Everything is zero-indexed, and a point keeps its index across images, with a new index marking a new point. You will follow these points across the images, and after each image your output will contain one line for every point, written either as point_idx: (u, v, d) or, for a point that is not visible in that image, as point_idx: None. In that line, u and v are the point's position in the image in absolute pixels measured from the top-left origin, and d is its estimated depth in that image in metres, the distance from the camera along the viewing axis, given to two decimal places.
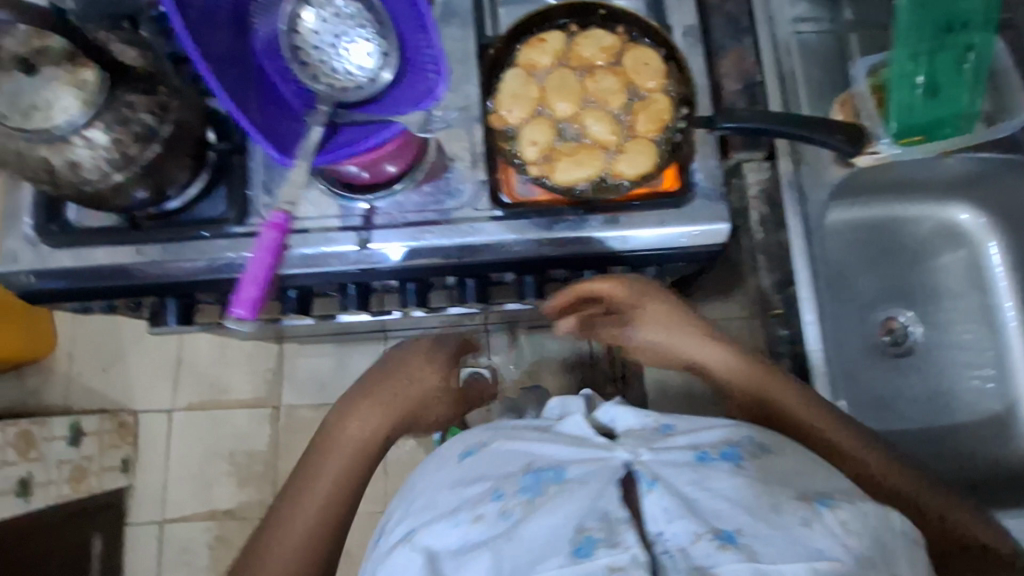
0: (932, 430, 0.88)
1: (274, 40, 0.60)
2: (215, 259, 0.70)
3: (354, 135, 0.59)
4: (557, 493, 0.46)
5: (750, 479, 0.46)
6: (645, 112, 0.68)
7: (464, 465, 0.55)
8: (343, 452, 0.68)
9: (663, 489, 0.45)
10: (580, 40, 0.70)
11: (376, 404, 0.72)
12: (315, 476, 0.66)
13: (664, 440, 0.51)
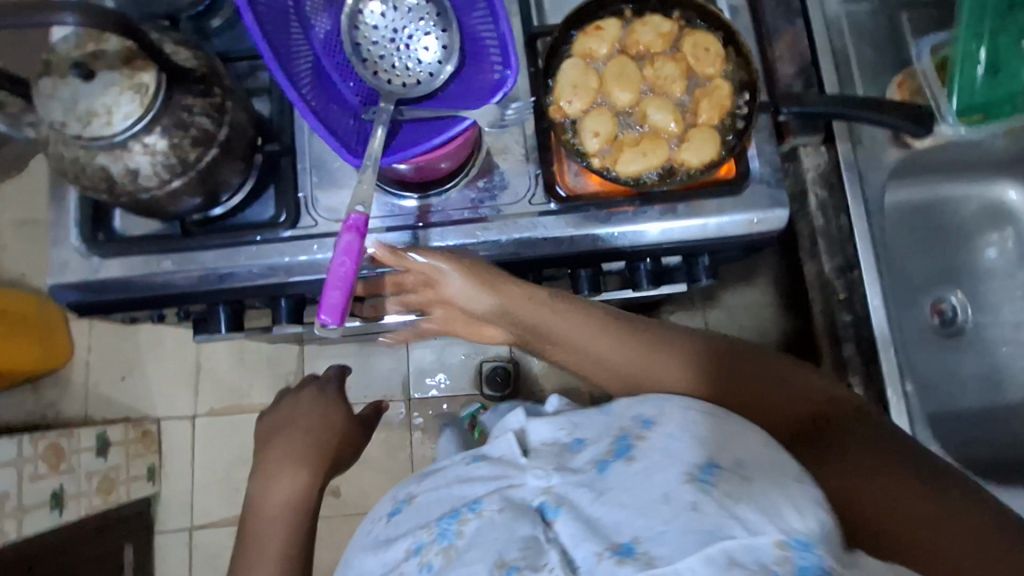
0: (992, 413, 0.78)
1: (330, 37, 0.60)
2: (268, 263, 0.69)
3: (420, 133, 0.58)
4: (472, 527, 0.46)
5: (639, 470, 0.45)
6: (708, 99, 0.64)
7: (390, 525, 0.54)
8: (273, 518, 0.69)
9: (566, 515, 0.44)
10: (637, 27, 0.66)
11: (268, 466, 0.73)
12: (259, 552, 0.67)
13: (574, 459, 0.51)
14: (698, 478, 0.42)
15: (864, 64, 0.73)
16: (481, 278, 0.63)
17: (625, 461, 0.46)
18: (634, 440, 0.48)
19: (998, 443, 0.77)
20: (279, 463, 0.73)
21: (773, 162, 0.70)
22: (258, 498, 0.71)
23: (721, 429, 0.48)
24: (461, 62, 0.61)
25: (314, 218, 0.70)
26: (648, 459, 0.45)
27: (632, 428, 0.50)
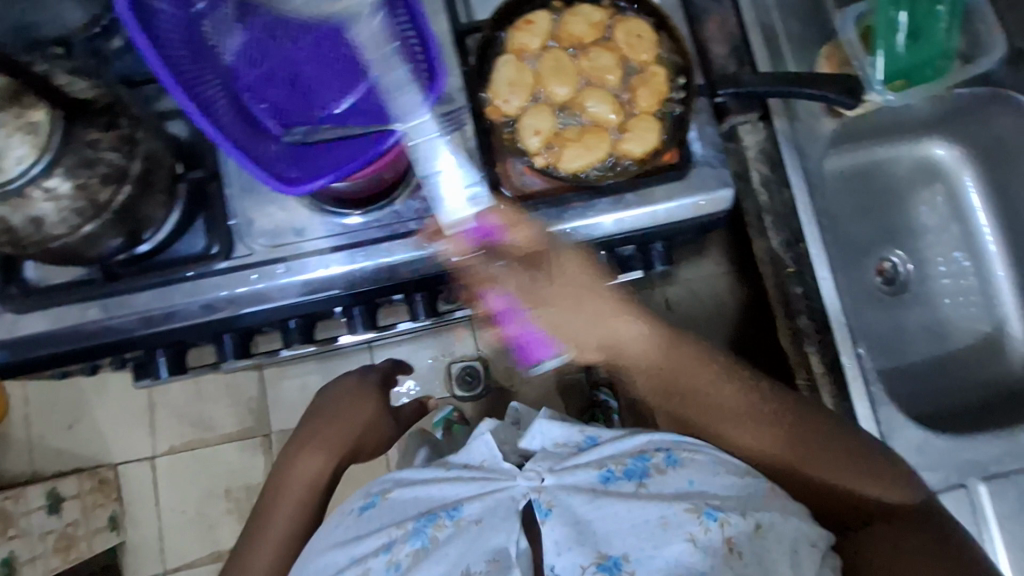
0: (936, 362, 0.82)
1: (248, 53, 0.57)
2: (207, 299, 0.65)
3: (351, 148, 0.56)
4: (449, 536, 0.53)
5: (648, 496, 0.52)
6: (646, 87, 0.64)
7: (362, 519, 0.59)
8: (284, 507, 0.70)
9: (555, 520, 0.51)
10: (568, 17, 0.65)
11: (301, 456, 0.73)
12: (262, 541, 0.69)
13: (574, 457, 0.55)
14: (703, 515, 0.50)
15: (793, 34, 0.73)
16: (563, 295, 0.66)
17: (636, 485, 0.53)
18: (652, 469, 0.54)
19: (944, 393, 0.80)
20: (303, 456, 0.73)
21: (714, 142, 0.70)
22: (280, 480, 0.73)
23: (729, 471, 0.55)
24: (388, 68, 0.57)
25: (249, 246, 0.66)
26: (661, 491, 0.53)
27: (655, 456, 0.55)
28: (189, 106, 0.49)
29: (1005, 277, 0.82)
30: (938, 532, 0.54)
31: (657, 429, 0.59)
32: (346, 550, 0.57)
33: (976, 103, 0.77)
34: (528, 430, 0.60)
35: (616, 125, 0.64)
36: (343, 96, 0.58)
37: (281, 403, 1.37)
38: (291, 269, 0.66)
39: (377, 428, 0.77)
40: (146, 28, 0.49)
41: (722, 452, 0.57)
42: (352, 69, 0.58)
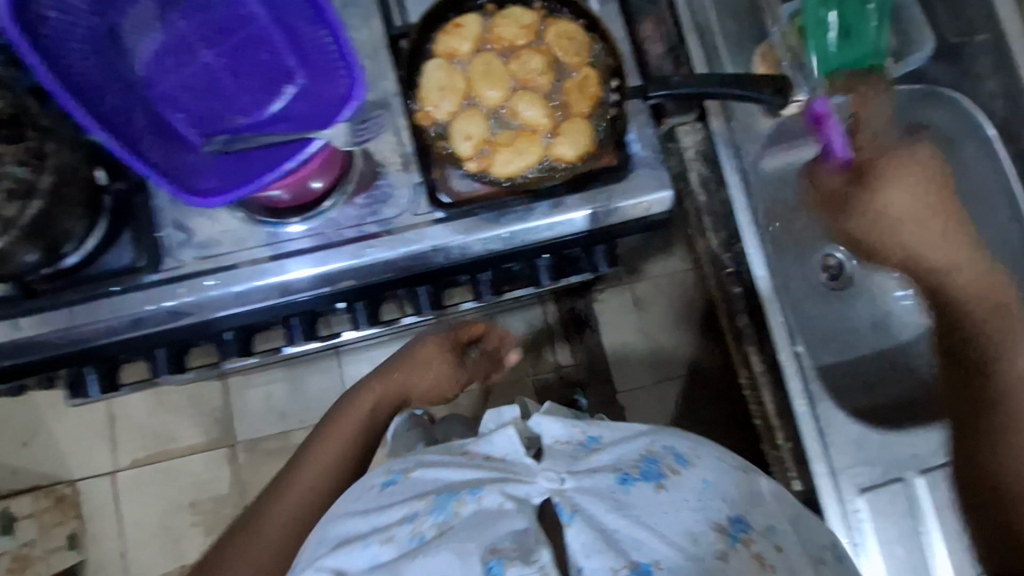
0: (885, 355, 0.83)
1: (159, 62, 0.55)
2: (134, 315, 0.63)
3: (269, 157, 0.53)
4: (472, 513, 0.43)
5: (667, 501, 0.43)
6: (577, 91, 0.66)
7: (384, 494, 0.48)
8: (331, 441, 0.69)
9: (582, 524, 0.41)
10: (497, 21, 0.66)
11: (384, 377, 0.76)
12: (305, 470, 0.67)
13: (588, 460, 0.47)
14: (728, 531, 0.43)
15: (729, 35, 0.74)
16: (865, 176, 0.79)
17: (654, 487, 0.44)
18: (665, 469, 0.45)
19: (891, 386, 0.81)
20: (405, 378, 0.76)
21: (653, 142, 0.69)
22: (358, 402, 0.74)
23: (738, 479, 0.48)
24: (307, 74, 0.55)
25: (178, 258, 0.65)
26: (680, 493, 0.44)
27: (666, 456, 0.47)
28: (87, 123, 0.48)
29: None
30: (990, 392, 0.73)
31: (662, 429, 0.51)
32: (354, 518, 0.47)
33: (910, 99, 0.80)
34: (527, 421, 0.53)
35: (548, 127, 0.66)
36: (261, 102, 0.56)
37: (246, 411, 1.35)
38: (219, 282, 0.64)
39: (434, 368, 0.78)
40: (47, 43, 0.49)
41: (725, 450, 0.51)
42: (270, 76, 0.56)
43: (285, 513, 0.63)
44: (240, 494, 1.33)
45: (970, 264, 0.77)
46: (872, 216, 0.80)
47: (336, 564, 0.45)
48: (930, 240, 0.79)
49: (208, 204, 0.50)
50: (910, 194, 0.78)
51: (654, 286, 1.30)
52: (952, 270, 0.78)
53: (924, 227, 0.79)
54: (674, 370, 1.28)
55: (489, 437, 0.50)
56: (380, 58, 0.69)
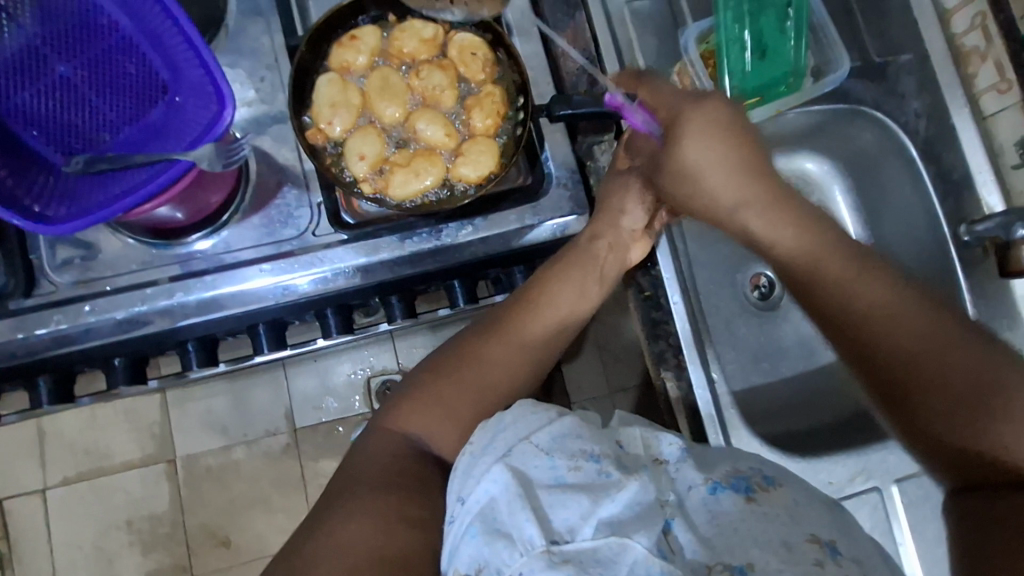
0: (815, 374, 0.82)
1: (12, 72, 0.51)
2: (5, 342, 0.59)
3: (135, 179, 0.50)
4: (641, 475, 0.44)
5: (758, 514, 0.43)
6: (480, 107, 0.64)
7: (570, 420, 0.48)
8: (571, 265, 0.65)
9: (682, 527, 0.43)
10: (397, 35, 0.64)
11: (603, 217, 0.67)
12: (540, 297, 0.64)
13: (680, 475, 0.47)
14: (826, 547, 0.42)
15: (648, 51, 0.72)
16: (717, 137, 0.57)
17: (745, 500, 0.44)
18: (755, 486, 0.46)
19: (818, 407, 0.80)
20: (613, 211, 0.67)
21: (567, 162, 0.67)
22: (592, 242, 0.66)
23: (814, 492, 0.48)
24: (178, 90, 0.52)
25: (54, 281, 0.61)
26: (773, 508, 0.44)
27: (754, 475, 0.47)
28: None
29: None
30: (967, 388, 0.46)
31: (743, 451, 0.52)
32: (520, 432, 0.47)
33: (830, 118, 0.79)
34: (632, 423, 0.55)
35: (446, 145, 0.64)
36: (129, 118, 0.53)
37: (186, 428, 1.29)
38: (96, 308, 0.61)
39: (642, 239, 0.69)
40: None
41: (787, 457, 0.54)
42: (140, 90, 0.53)
43: (476, 363, 0.59)
44: (178, 512, 1.27)
45: (781, 215, 0.57)
46: (678, 179, 0.61)
47: (516, 468, 0.44)
48: (752, 191, 0.57)
49: (57, 229, 0.48)
50: (715, 144, 0.57)
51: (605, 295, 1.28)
52: (745, 211, 0.58)
53: (748, 174, 0.57)
54: (625, 381, 1.27)
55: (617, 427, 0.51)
56: (281, 71, 0.66)
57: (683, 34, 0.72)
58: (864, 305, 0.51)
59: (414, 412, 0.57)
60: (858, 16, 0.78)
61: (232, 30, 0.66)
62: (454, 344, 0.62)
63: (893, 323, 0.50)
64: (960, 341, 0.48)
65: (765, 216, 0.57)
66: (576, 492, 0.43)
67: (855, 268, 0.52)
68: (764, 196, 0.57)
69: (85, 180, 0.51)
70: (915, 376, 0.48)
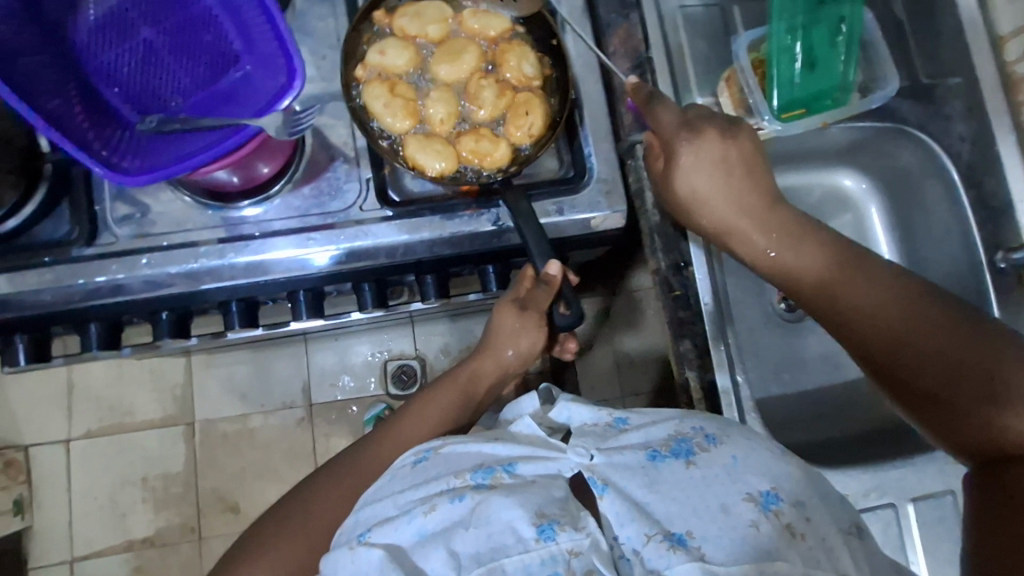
0: (832, 389, 0.85)
1: (100, 29, 0.55)
2: (63, 287, 0.62)
3: (203, 142, 0.53)
4: (510, 485, 0.46)
5: (699, 477, 0.45)
6: (476, 141, 0.65)
7: (417, 470, 0.51)
8: (450, 387, 0.73)
9: (615, 495, 0.45)
10: (510, 45, 0.67)
11: (486, 354, 0.76)
12: (419, 419, 0.69)
13: (618, 438, 0.50)
14: (760, 502, 0.44)
15: (696, 56, 0.74)
16: (700, 155, 0.62)
17: (683, 464, 0.46)
18: (695, 448, 0.48)
19: (834, 422, 0.82)
20: (495, 347, 0.76)
21: (610, 159, 0.69)
22: (475, 372, 0.75)
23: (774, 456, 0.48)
24: (253, 63, 0.55)
25: (114, 233, 0.64)
26: (710, 469, 0.46)
27: (695, 436, 0.48)
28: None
29: None
30: (953, 368, 0.49)
31: (692, 412, 0.53)
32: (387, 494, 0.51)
33: (878, 136, 0.79)
34: (551, 411, 0.57)
35: (436, 104, 0.66)
36: (200, 83, 0.56)
37: (207, 392, 1.32)
38: (152, 262, 0.63)
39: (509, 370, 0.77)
40: None
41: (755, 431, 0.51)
42: (216, 59, 0.56)
43: (332, 489, 0.62)
44: (193, 474, 1.31)
45: (760, 227, 0.61)
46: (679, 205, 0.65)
47: (385, 542, 0.47)
48: (740, 219, 0.62)
49: (123, 180, 0.50)
50: (704, 172, 0.61)
51: (628, 300, 1.30)
52: (730, 233, 0.62)
53: (736, 204, 0.62)
54: (640, 387, 1.28)
55: (511, 430, 0.54)
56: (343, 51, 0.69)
57: (736, 46, 0.73)
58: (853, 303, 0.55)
59: (262, 557, 0.57)
60: (910, 37, 0.78)
61: (299, 8, 0.68)
62: (321, 471, 0.64)
63: (873, 314, 0.54)
64: (953, 329, 0.50)
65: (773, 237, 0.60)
66: (436, 538, 0.45)
67: (836, 275, 0.57)
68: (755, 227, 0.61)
69: (156, 139, 0.54)
70: (908, 364, 0.51)
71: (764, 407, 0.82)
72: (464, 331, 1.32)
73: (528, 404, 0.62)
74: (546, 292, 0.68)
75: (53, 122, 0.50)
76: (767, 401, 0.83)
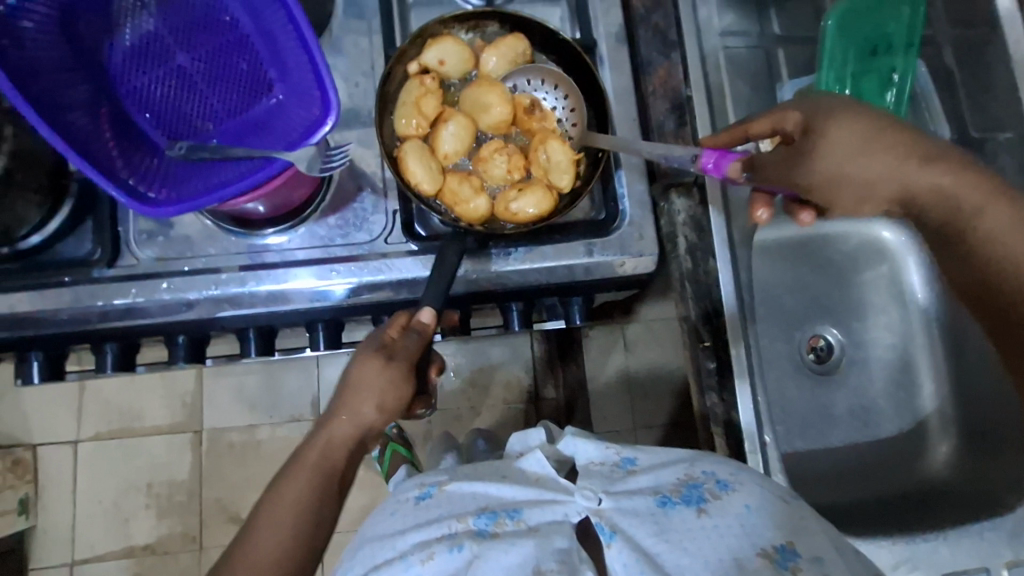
0: (860, 445, 0.82)
1: (135, 51, 0.54)
2: (82, 308, 0.61)
3: (229, 174, 0.52)
4: (512, 535, 0.45)
5: (711, 528, 0.44)
6: (460, 186, 0.62)
7: (419, 509, 0.51)
8: (302, 466, 0.55)
9: (622, 543, 0.44)
10: (547, 138, 0.63)
11: (339, 414, 0.56)
12: (267, 523, 0.53)
13: (626, 482, 0.49)
14: (775, 559, 0.43)
15: (737, 99, 0.72)
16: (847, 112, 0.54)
17: (694, 512, 0.45)
18: (707, 495, 0.46)
19: (862, 482, 0.80)
20: (349, 403, 0.56)
21: (644, 202, 0.67)
22: (330, 437, 0.56)
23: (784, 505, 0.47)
24: (287, 93, 0.54)
25: (136, 255, 0.63)
26: (723, 518, 0.44)
27: (707, 482, 0.47)
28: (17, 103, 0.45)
29: (929, 366, 0.84)
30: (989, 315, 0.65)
31: (698, 454, 0.52)
32: (381, 537, 0.51)
33: None
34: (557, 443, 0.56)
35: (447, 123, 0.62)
36: (232, 110, 0.55)
37: (217, 401, 1.32)
38: (172, 287, 0.62)
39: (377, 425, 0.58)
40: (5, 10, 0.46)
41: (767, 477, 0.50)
42: (248, 87, 0.55)
43: None
44: (197, 483, 1.30)
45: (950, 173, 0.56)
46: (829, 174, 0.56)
47: None
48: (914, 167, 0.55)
49: (138, 207, 0.48)
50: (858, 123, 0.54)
51: (644, 327, 1.27)
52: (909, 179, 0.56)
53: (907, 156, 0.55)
54: (653, 420, 1.25)
55: (512, 466, 0.53)
56: (376, 78, 0.67)
57: (781, 95, 0.73)
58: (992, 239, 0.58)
59: None
60: (961, 88, 0.75)
61: (335, 33, 0.67)
62: None
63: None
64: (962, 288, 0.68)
65: (949, 178, 0.56)
66: None
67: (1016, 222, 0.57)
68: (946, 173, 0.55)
69: (183, 167, 0.53)
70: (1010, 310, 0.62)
71: (789, 461, 0.80)
72: (477, 353, 1.27)
73: (534, 437, 0.59)
74: (420, 344, 0.57)
75: (83, 152, 0.49)
76: (792, 455, 0.80)
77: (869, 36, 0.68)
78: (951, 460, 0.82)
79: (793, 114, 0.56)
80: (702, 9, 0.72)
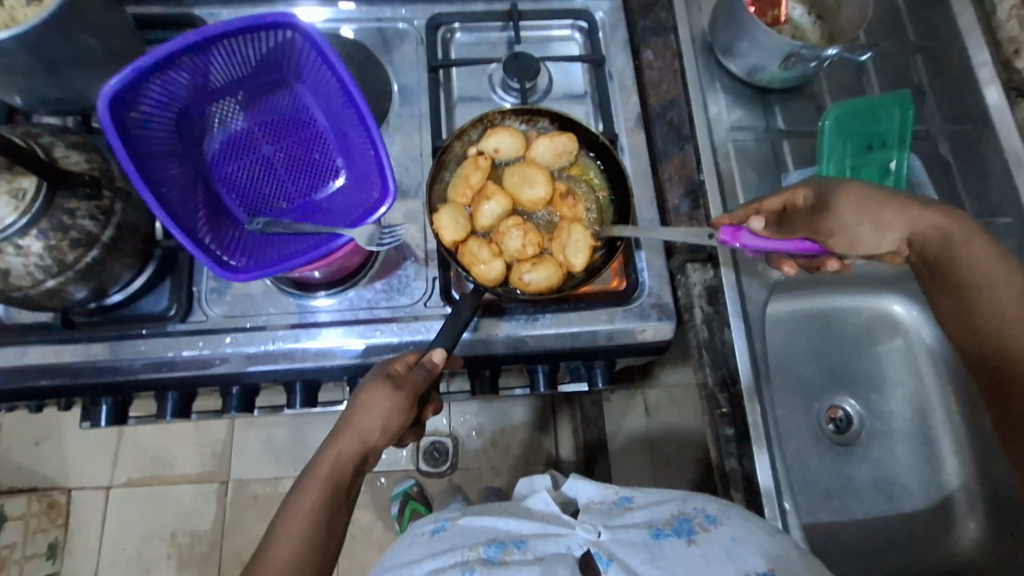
0: (884, 519, 0.82)
1: (229, 144, 0.65)
2: (154, 358, 0.68)
3: (299, 246, 0.60)
4: (520, 562, 0.48)
5: (698, 555, 0.47)
6: (484, 248, 0.67)
7: (433, 540, 0.54)
8: (312, 483, 0.59)
9: (618, 568, 0.48)
10: (572, 226, 0.69)
11: (346, 433, 0.60)
12: (282, 536, 0.56)
13: (624, 516, 0.53)
14: None
15: (747, 184, 0.79)
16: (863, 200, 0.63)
17: (684, 542, 0.48)
18: (695, 528, 0.50)
19: (886, 559, 0.80)
20: (358, 423, 0.60)
21: (661, 275, 0.73)
22: (337, 456, 0.60)
23: (770, 537, 0.50)
24: (353, 179, 0.63)
25: (205, 312, 0.71)
26: (709, 547, 0.48)
27: (695, 516, 0.51)
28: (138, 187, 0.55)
29: (952, 441, 0.85)
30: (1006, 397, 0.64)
31: (691, 495, 0.55)
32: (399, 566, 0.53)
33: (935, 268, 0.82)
34: (562, 487, 0.61)
35: (485, 193, 0.70)
36: (304, 192, 0.65)
37: (246, 452, 1.36)
38: (235, 341, 0.69)
39: (379, 444, 0.62)
40: (133, 111, 0.57)
41: (752, 513, 0.53)
42: (319, 174, 0.65)
43: None
44: (219, 534, 1.32)
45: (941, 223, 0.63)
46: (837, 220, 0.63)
47: None
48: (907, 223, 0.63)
49: (219, 271, 0.55)
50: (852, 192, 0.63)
51: (664, 393, 1.25)
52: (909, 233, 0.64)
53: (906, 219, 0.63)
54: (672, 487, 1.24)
55: (519, 506, 0.57)
56: (424, 163, 0.76)
57: (788, 179, 0.79)
58: (983, 285, 0.63)
59: None
60: (959, 177, 0.81)
61: (391, 126, 0.77)
62: None
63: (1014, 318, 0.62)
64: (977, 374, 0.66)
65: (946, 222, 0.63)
66: None
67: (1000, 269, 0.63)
68: (952, 221, 0.63)
69: (259, 239, 0.62)
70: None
71: (812, 532, 0.80)
72: (499, 413, 1.31)
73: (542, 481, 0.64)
74: (428, 377, 0.62)
75: (179, 224, 0.57)
76: (816, 526, 0.81)
77: (862, 134, 0.77)
78: (982, 539, 0.81)
79: (801, 189, 0.66)
80: (713, 106, 0.81)
